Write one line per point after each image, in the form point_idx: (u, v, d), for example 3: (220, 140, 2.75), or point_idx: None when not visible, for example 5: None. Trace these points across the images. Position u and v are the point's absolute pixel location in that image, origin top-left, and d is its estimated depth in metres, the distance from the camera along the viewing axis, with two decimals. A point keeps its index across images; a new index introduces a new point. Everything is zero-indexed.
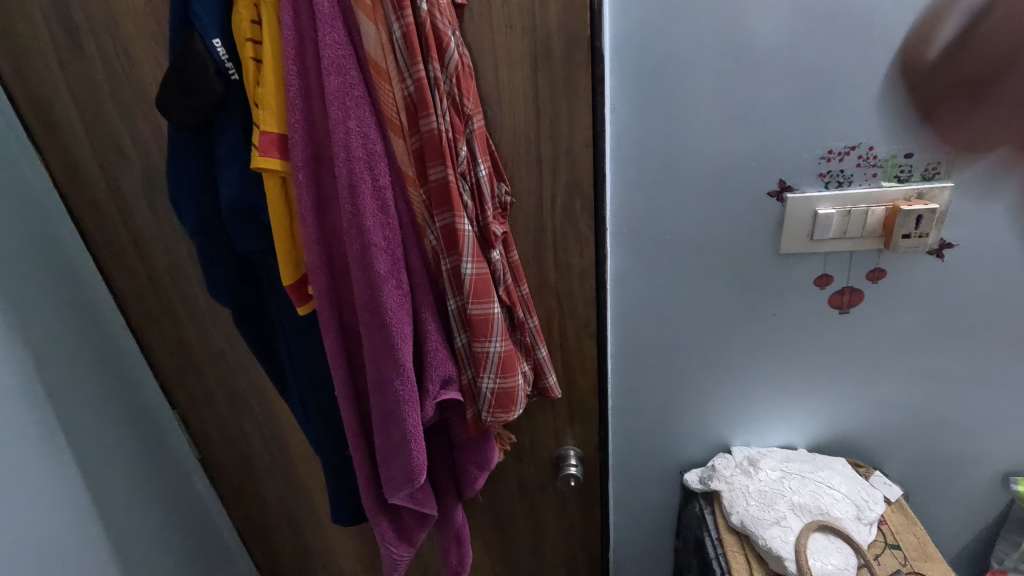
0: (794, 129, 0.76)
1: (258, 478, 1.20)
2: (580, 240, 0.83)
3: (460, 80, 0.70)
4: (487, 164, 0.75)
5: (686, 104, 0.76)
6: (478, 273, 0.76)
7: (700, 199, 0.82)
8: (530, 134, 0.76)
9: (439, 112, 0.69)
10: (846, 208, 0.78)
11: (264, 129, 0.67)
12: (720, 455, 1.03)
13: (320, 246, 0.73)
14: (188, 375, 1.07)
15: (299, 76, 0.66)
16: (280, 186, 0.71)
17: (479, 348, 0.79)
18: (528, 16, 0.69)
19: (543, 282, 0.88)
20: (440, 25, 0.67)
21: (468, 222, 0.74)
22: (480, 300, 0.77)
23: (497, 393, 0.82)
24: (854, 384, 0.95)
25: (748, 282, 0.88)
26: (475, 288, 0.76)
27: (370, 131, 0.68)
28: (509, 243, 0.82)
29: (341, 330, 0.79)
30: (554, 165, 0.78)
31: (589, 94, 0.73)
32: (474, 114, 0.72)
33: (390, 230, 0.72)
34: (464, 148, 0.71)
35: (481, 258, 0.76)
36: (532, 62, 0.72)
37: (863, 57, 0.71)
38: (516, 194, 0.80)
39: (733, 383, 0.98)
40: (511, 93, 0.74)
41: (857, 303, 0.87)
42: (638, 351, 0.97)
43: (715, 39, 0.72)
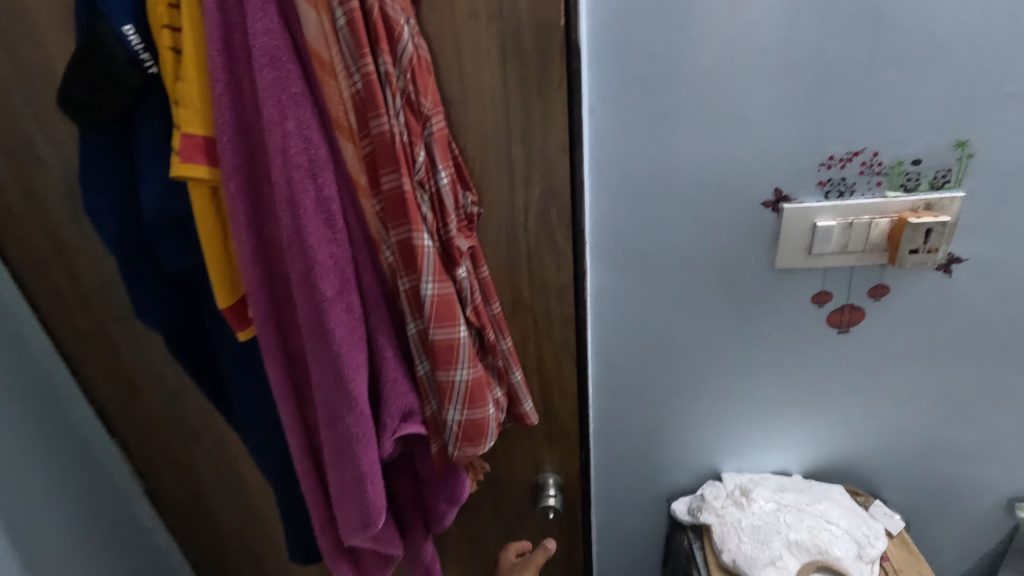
0: (792, 133, 0.68)
1: (210, 509, 1.11)
2: (556, 253, 0.75)
3: (417, 76, 0.60)
4: (450, 171, 0.66)
5: (672, 103, 0.68)
6: (441, 293, 0.66)
7: (688, 207, 0.74)
8: (499, 136, 0.67)
9: (392, 112, 0.59)
10: (846, 221, 0.71)
11: (186, 131, 0.58)
12: (709, 482, 0.95)
13: (259, 265, 0.63)
14: (127, 399, 0.97)
15: (227, 70, 0.56)
16: (210, 197, 0.62)
17: (444, 378, 0.69)
18: (495, 2, 0.61)
19: (517, 299, 0.79)
20: (391, 12, 0.57)
21: (428, 237, 0.64)
22: (443, 325, 0.67)
23: (465, 426, 0.72)
24: (854, 408, 0.88)
25: (740, 298, 0.80)
26: (438, 310, 0.66)
27: (312, 134, 0.59)
28: (478, 258, 0.72)
29: (287, 358, 0.70)
30: (527, 170, 0.69)
31: (564, 91, 0.64)
32: (434, 114, 0.63)
33: (338, 247, 0.63)
34: (422, 153, 0.62)
35: (444, 277, 0.66)
36: (500, 56, 0.63)
37: (870, 51, 0.63)
38: (485, 204, 0.72)
39: (723, 406, 0.90)
40: (477, 90, 0.65)
41: (857, 322, 0.80)
42: (621, 372, 0.89)
43: (706, 31, 0.64)
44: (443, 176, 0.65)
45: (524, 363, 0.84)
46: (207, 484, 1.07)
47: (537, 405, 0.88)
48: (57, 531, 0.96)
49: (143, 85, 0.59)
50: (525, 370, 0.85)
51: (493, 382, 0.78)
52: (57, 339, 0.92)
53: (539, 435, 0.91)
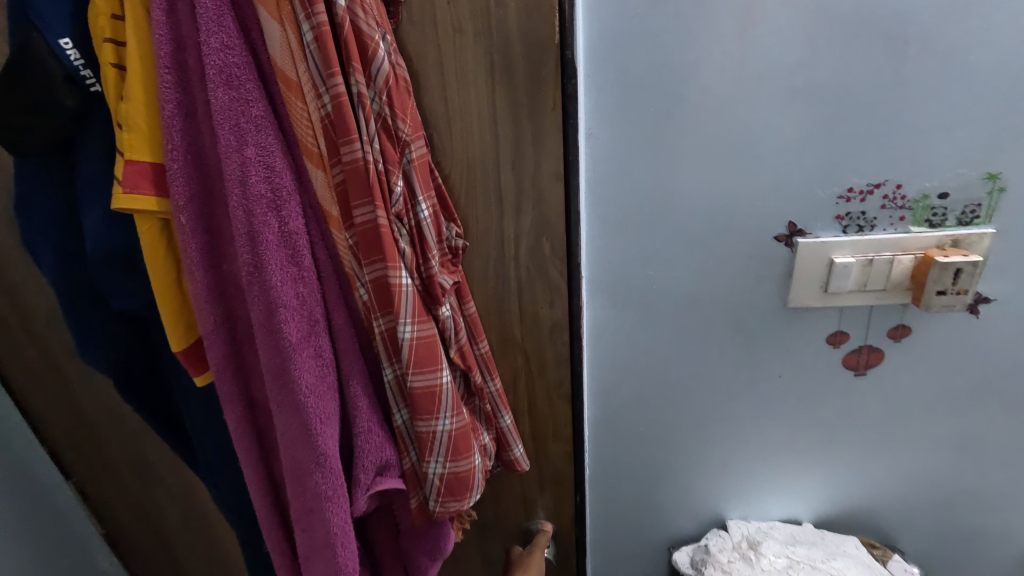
0: (807, 162, 0.62)
1: (172, 547, 1.06)
2: (550, 289, 0.68)
3: (395, 97, 0.54)
4: (432, 200, 0.59)
5: (677, 129, 0.62)
6: (421, 336, 0.59)
7: (694, 239, 0.68)
8: (487, 162, 0.61)
9: (365, 137, 0.53)
10: (867, 257, 0.65)
11: (131, 157, 0.51)
12: (714, 531, 0.88)
13: (216, 305, 0.56)
14: (83, 437, 0.91)
15: (178, 89, 0.50)
16: (161, 231, 0.55)
17: (424, 429, 0.62)
18: (482, 16, 0.54)
19: (506, 337, 0.72)
20: (364, 27, 0.51)
21: (406, 274, 0.58)
22: (423, 371, 0.60)
23: (447, 480, 0.65)
24: (871, 455, 0.81)
25: (750, 337, 0.74)
26: (417, 355, 0.59)
27: (275, 161, 0.52)
28: (464, 295, 0.66)
29: (249, 406, 0.62)
30: (517, 198, 0.63)
31: (559, 115, 0.58)
32: (415, 139, 0.57)
33: (305, 285, 0.56)
34: (400, 182, 0.55)
35: (424, 319, 0.60)
36: (488, 76, 0.57)
37: (894, 74, 0.58)
38: (471, 235, 0.65)
39: (729, 451, 0.83)
40: (462, 113, 0.59)
41: (876, 364, 0.74)
42: (619, 414, 0.82)
43: (715, 50, 0.58)
44: (424, 208, 0.58)
45: (513, 404, 0.77)
46: (166, 516, 1.01)
47: (528, 449, 0.80)
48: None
49: (83, 105, 0.53)
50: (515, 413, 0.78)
51: (479, 428, 0.70)
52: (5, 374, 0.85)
53: (530, 480, 0.84)
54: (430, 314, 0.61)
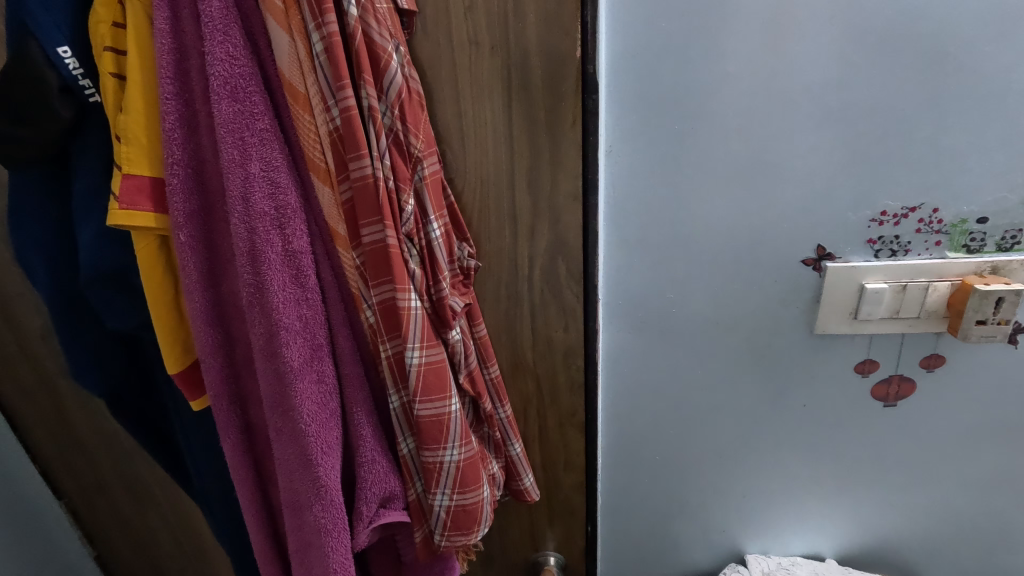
0: (838, 184, 0.59)
1: (166, 568, 1.02)
2: (565, 312, 0.65)
3: (407, 111, 0.51)
4: (443, 219, 0.56)
5: (703, 148, 0.59)
6: (429, 362, 0.56)
7: (717, 261, 0.64)
8: (503, 180, 0.58)
9: (375, 154, 0.50)
10: (900, 283, 0.62)
11: (129, 172, 0.48)
12: (731, 565, 0.84)
13: (214, 327, 0.53)
14: (74, 455, 0.89)
15: (179, 101, 0.47)
16: (158, 250, 0.52)
17: (430, 459, 0.59)
18: (501, 29, 0.52)
19: (517, 361, 0.69)
20: (377, 38, 0.48)
21: (415, 297, 0.54)
22: (431, 399, 0.56)
23: (454, 513, 0.61)
24: (899, 490, 0.77)
25: (773, 365, 0.70)
26: (425, 382, 0.56)
27: (280, 177, 0.49)
28: (474, 317, 0.62)
29: (246, 432, 0.59)
30: (533, 217, 0.60)
31: (578, 133, 0.55)
32: (427, 156, 0.54)
33: (309, 308, 0.53)
34: (411, 201, 0.52)
35: (433, 344, 0.56)
36: (505, 90, 0.54)
37: (931, 93, 0.55)
38: (483, 255, 0.62)
39: (749, 482, 0.79)
40: (477, 130, 0.56)
41: (906, 395, 0.70)
42: (633, 441, 0.79)
43: (743, 66, 0.56)
44: (436, 228, 0.55)
45: (523, 431, 0.73)
46: (159, 539, 0.98)
47: (538, 477, 0.77)
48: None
49: (80, 115, 0.50)
50: (525, 439, 0.74)
51: (488, 456, 0.66)
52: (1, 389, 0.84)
53: (540, 510, 0.79)
54: (440, 339, 0.58)
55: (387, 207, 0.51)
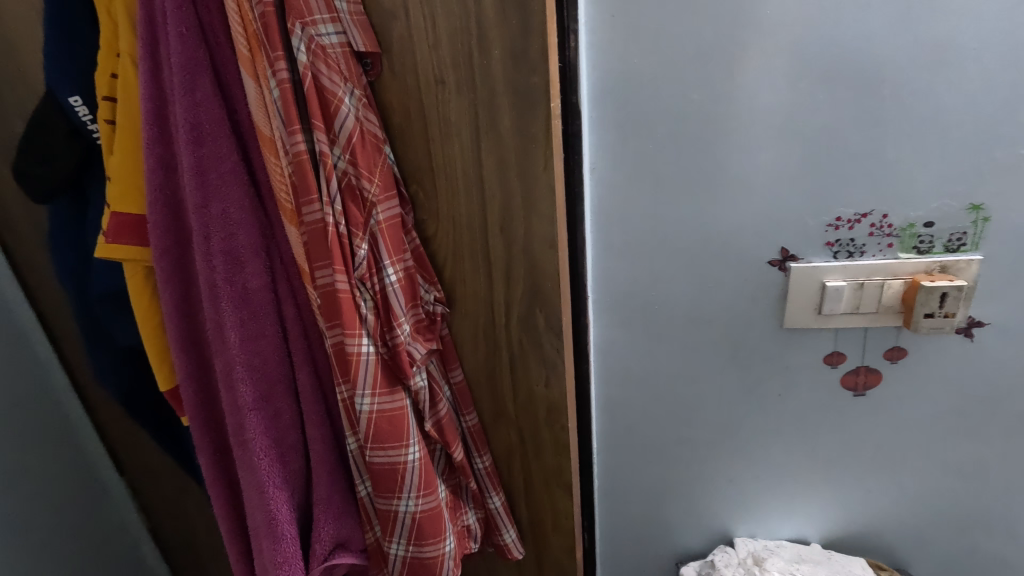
0: (793, 193, 0.67)
1: (202, 551, 1.14)
2: (545, 362, 0.69)
3: (358, 154, 0.57)
4: (399, 268, 0.61)
5: (671, 167, 0.68)
6: (381, 409, 0.63)
7: (691, 264, 0.73)
8: (472, 226, 0.63)
9: (324, 201, 0.56)
10: (858, 281, 0.69)
11: (116, 209, 0.59)
12: (720, 547, 0.90)
13: (187, 349, 0.63)
14: (134, 441, 1.02)
15: (158, 147, 0.56)
16: (144, 275, 0.63)
17: (385, 507, 0.66)
18: (466, 71, 0.56)
19: (499, 412, 0.74)
20: (326, 84, 0.54)
21: (366, 342, 0.61)
22: (383, 446, 0.63)
23: (410, 562, 0.69)
24: (875, 475, 0.82)
25: (748, 357, 0.77)
26: (376, 429, 0.63)
27: (236, 217, 0.58)
28: (449, 361, 0.71)
29: (222, 451, 0.69)
30: (504, 268, 0.64)
31: (551, 176, 0.58)
32: (384, 201, 0.59)
33: (264, 333, 0.62)
34: (363, 246, 0.58)
35: (386, 392, 0.63)
36: (473, 131, 0.58)
37: (872, 113, 0.63)
38: (453, 301, 0.68)
39: (732, 468, 0.86)
40: (441, 173, 0.61)
41: (874, 385, 0.76)
42: (624, 429, 0.86)
43: (700, 94, 0.65)
44: (391, 273, 0.60)
45: (512, 482, 0.79)
46: (196, 523, 1.10)
47: (528, 534, 0.83)
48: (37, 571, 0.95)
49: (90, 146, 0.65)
50: (512, 489, 0.79)
51: (465, 507, 0.76)
52: (77, 377, 0.97)
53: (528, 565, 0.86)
54: (397, 383, 0.64)
55: (337, 253, 0.58)
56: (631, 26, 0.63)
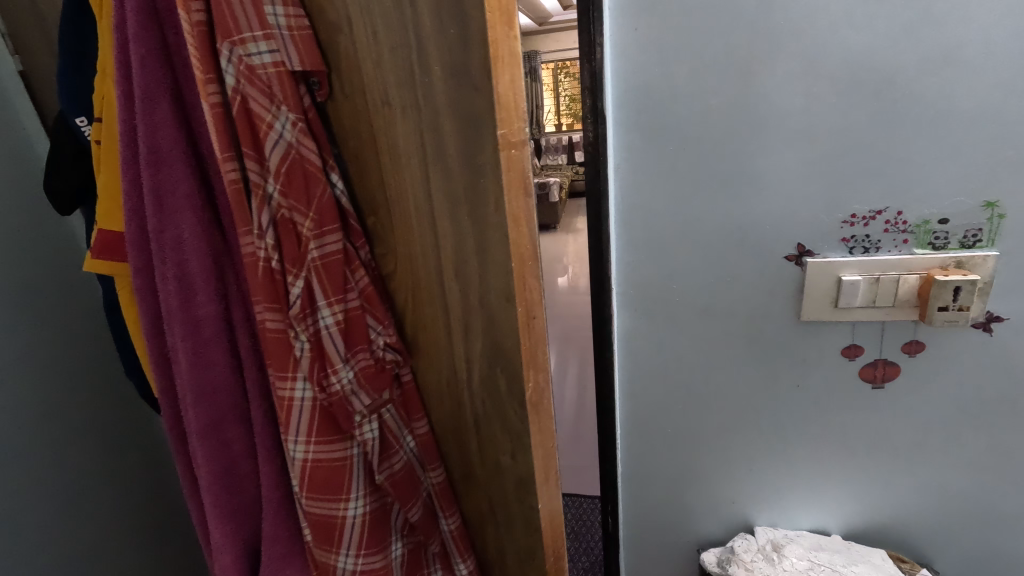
0: (808, 192, 0.71)
1: None
2: (511, 433, 0.57)
3: (291, 180, 0.47)
4: (337, 312, 0.51)
5: (691, 167, 0.73)
6: (318, 457, 0.55)
7: (709, 260, 0.77)
8: (428, 265, 0.52)
9: (255, 232, 0.48)
10: (873, 276, 0.72)
11: (100, 226, 0.58)
12: (741, 534, 0.93)
13: (162, 371, 0.58)
14: None
15: (122, 165, 0.51)
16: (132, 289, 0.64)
17: (324, 560, 0.58)
18: (410, 88, 0.45)
19: (467, 472, 0.63)
20: (254, 108, 0.45)
21: (303, 392, 0.52)
22: (321, 497, 0.56)
23: None
24: (895, 468, 0.84)
25: (766, 349, 0.81)
26: (313, 477, 0.55)
27: (189, 243, 0.51)
28: (411, 411, 0.59)
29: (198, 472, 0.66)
30: (460, 321, 0.53)
31: (502, 219, 0.47)
32: (322, 235, 0.49)
33: (215, 371, 0.55)
34: (297, 286, 0.49)
35: (324, 441, 0.54)
36: (422, 163, 0.48)
37: (884, 115, 0.66)
38: (417, 351, 0.58)
39: (752, 458, 0.89)
40: (396, 204, 0.51)
41: (892, 378, 0.79)
42: (647, 418, 0.90)
43: (719, 99, 0.69)
44: (326, 314, 0.50)
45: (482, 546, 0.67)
46: None
47: None
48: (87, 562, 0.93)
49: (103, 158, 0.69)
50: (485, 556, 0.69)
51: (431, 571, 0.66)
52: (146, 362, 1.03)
53: None
54: (337, 434, 0.55)
55: (270, 290, 0.49)
56: (654, 37, 0.68)
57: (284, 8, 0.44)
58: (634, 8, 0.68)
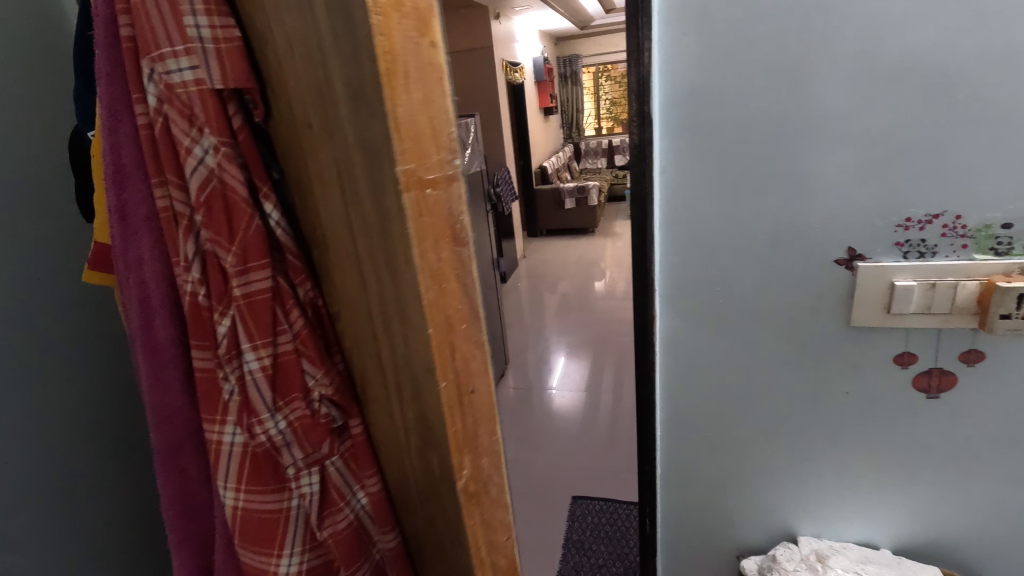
0: (860, 195, 0.70)
1: None
2: (446, 510, 0.50)
3: (213, 207, 0.41)
4: (264, 359, 0.44)
5: (738, 170, 0.73)
6: (249, 507, 0.48)
7: (755, 262, 0.77)
8: (363, 323, 0.45)
9: (181, 263, 0.43)
10: (929, 281, 0.71)
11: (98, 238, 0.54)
12: (783, 543, 0.92)
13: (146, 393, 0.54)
14: None
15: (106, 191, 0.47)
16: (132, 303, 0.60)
17: None
18: (315, 100, 0.38)
19: (419, 538, 0.53)
20: (174, 131, 0.40)
21: (233, 437, 0.46)
22: (251, 549, 0.49)
23: None
24: (949, 482, 0.82)
25: (814, 355, 0.80)
26: (246, 530, 0.48)
27: (149, 271, 0.45)
28: (360, 464, 0.51)
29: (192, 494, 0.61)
30: (393, 384, 0.46)
31: (416, 271, 0.40)
32: (245, 269, 0.42)
33: (177, 413, 0.49)
34: (224, 322, 0.43)
35: (255, 490, 0.47)
36: (342, 204, 0.41)
37: (942, 117, 0.65)
38: (365, 405, 0.49)
39: (797, 465, 0.88)
40: (324, 244, 0.44)
41: (949, 388, 0.76)
42: (688, 422, 0.90)
43: (768, 102, 0.69)
44: (250, 357, 0.44)
45: None
46: None
47: None
48: (78, 543, 0.80)
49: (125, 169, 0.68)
50: None
51: None
52: None
53: None
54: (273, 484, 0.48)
55: (200, 325, 0.45)
56: (704, 40, 0.69)
57: (207, 16, 0.37)
58: (684, 12, 0.68)
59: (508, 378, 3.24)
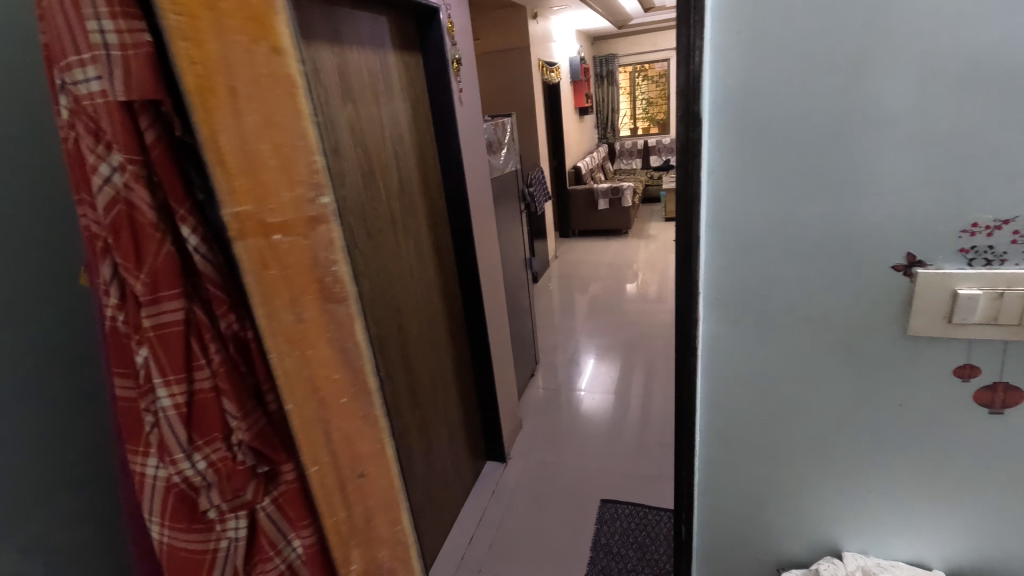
0: (923, 198, 0.67)
1: None
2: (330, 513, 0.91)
3: (120, 236, 0.68)
4: (178, 398, 0.73)
5: (790, 172, 0.71)
6: (165, 499, 0.78)
7: (806, 267, 0.75)
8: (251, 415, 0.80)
9: (105, 287, 0.70)
10: (996, 290, 0.68)
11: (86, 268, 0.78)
12: (827, 558, 0.89)
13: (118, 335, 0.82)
14: None
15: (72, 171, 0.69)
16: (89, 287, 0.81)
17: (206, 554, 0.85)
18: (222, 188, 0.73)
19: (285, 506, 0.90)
20: (134, 200, 0.68)
21: (151, 468, 0.77)
22: (179, 534, 0.79)
23: None
24: (1010, 501, 0.78)
25: (867, 364, 0.77)
26: (170, 514, 0.79)
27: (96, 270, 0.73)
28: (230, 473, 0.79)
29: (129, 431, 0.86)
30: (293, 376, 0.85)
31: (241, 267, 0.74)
32: (157, 298, 0.70)
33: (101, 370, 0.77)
34: (141, 354, 0.72)
35: (174, 523, 0.79)
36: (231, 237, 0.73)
37: (1014, 119, 0.62)
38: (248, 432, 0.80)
39: (844, 479, 0.85)
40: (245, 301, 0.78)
41: (1014, 404, 0.73)
42: (729, 429, 0.88)
43: (826, 101, 0.67)
44: (166, 397, 0.73)
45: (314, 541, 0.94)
46: None
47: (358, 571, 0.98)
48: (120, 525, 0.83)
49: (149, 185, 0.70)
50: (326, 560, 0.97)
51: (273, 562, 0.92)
52: None
53: None
54: (195, 526, 0.80)
55: (123, 354, 0.74)
56: (759, 38, 0.67)
57: (114, 27, 0.62)
58: (738, 9, 0.67)
59: (536, 378, 3.23)
